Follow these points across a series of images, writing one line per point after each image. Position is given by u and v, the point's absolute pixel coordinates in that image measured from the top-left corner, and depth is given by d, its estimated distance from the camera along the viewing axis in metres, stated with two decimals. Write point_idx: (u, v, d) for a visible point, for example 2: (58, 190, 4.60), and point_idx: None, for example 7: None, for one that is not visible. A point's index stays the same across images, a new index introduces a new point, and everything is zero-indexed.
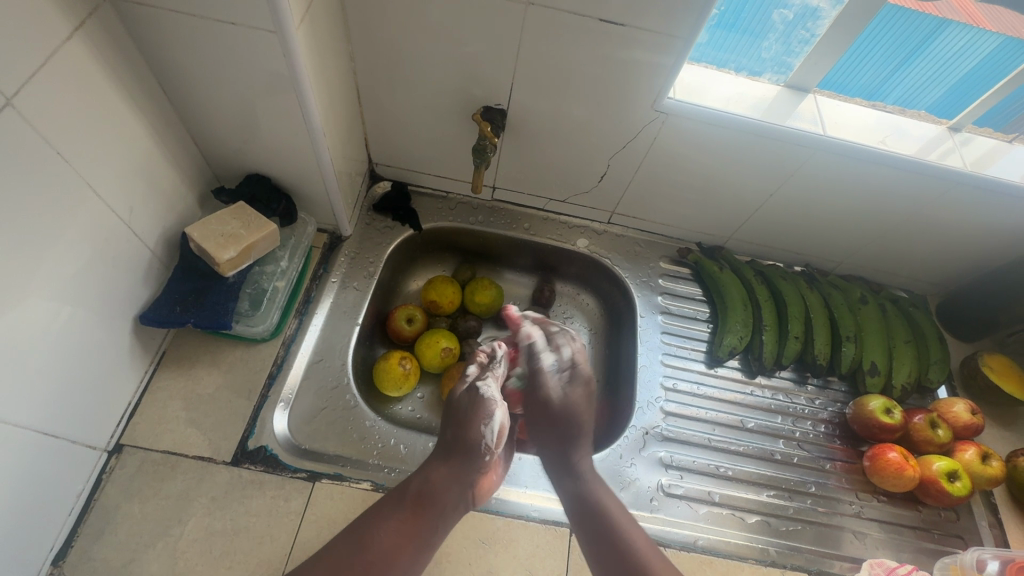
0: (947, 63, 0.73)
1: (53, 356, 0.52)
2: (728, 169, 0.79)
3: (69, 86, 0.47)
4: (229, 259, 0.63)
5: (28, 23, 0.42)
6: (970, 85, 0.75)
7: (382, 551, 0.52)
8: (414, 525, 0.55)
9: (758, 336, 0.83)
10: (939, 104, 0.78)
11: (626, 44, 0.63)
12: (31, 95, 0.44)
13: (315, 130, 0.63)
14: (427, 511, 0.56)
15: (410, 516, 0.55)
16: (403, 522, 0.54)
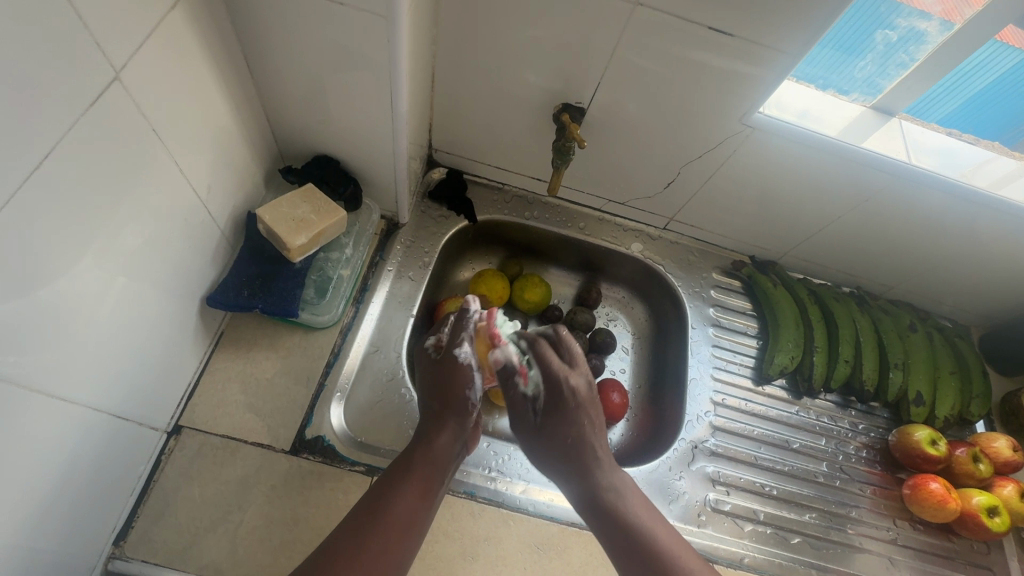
0: (963, 78, 0.69)
1: (127, 336, 0.51)
2: (801, 189, 0.77)
3: (168, 63, 0.45)
4: (300, 245, 0.61)
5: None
6: (990, 101, 0.72)
7: (396, 531, 0.53)
8: (425, 498, 0.57)
9: (809, 357, 0.83)
10: (950, 118, 0.75)
11: (728, 54, 0.61)
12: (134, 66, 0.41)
13: (399, 117, 0.61)
14: (435, 475, 0.59)
15: (422, 491, 0.57)
16: (417, 497, 0.56)
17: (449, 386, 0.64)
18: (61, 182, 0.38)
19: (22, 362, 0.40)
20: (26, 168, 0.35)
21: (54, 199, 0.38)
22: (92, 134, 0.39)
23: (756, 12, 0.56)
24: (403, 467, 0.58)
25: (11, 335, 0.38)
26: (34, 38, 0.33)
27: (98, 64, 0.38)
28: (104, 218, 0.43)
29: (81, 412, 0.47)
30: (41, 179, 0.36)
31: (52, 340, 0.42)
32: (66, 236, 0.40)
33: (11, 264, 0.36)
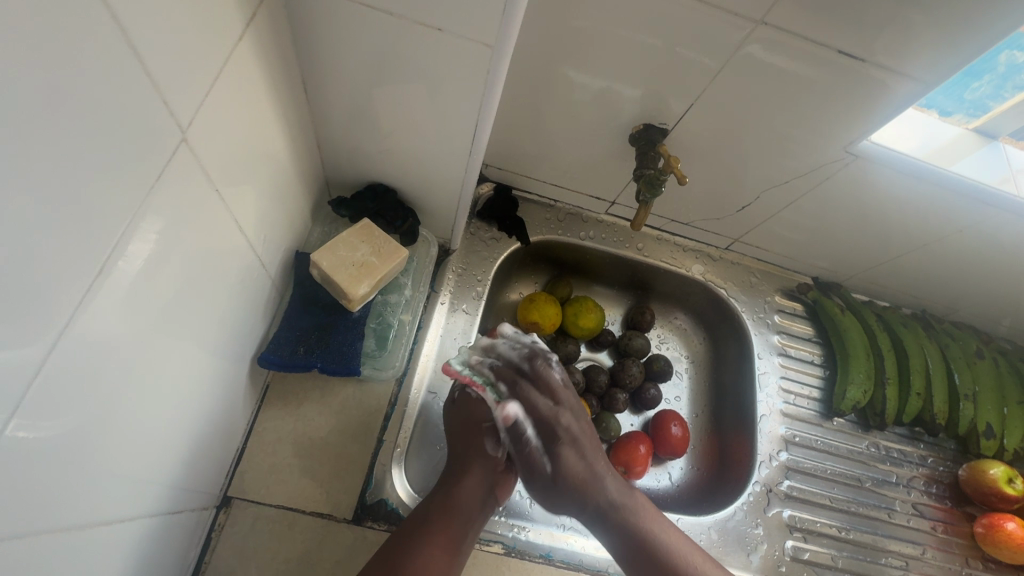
0: None
1: (172, 425, 0.43)
2: (886, 215, 0.72)
3: (216, 97, 0.36)
4: (362, 294, 0.54)
5: (191, 18, 0.31)
6: None
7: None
8: (449, 546, 0.52)
9: (881, 390, 0.79)
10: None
11: (838, 75, 0.55)
12: (184, 100, 0.33)
13: (477, 146, 0.53)
14: (459, 522, 0.54)
15: (447, 542, 0.52)
16: (442, 550, 0.52)
17: (469, 424, 0.60)
18: (107, 260, 0.30)
19: (55, 499, 0.31)
20: (61, 256, 0.27)
21: (101, 285, 0.30)
22: (143, 194, 0.32)
23: (882, 30, 0.50)
24: (426, 514, 0.54)
25: (44, 469, 0.30)
26: (71, 87, 0.25)
27: (149, 105, 0.30)
28: (144, 297, 0.35)
29: (135, 520, 0.40)
30: (78, 265, 0.28)
31: (88, 463, 0.34)
32: (105, 332, 0.32)
33: (40, 384, 0.28)
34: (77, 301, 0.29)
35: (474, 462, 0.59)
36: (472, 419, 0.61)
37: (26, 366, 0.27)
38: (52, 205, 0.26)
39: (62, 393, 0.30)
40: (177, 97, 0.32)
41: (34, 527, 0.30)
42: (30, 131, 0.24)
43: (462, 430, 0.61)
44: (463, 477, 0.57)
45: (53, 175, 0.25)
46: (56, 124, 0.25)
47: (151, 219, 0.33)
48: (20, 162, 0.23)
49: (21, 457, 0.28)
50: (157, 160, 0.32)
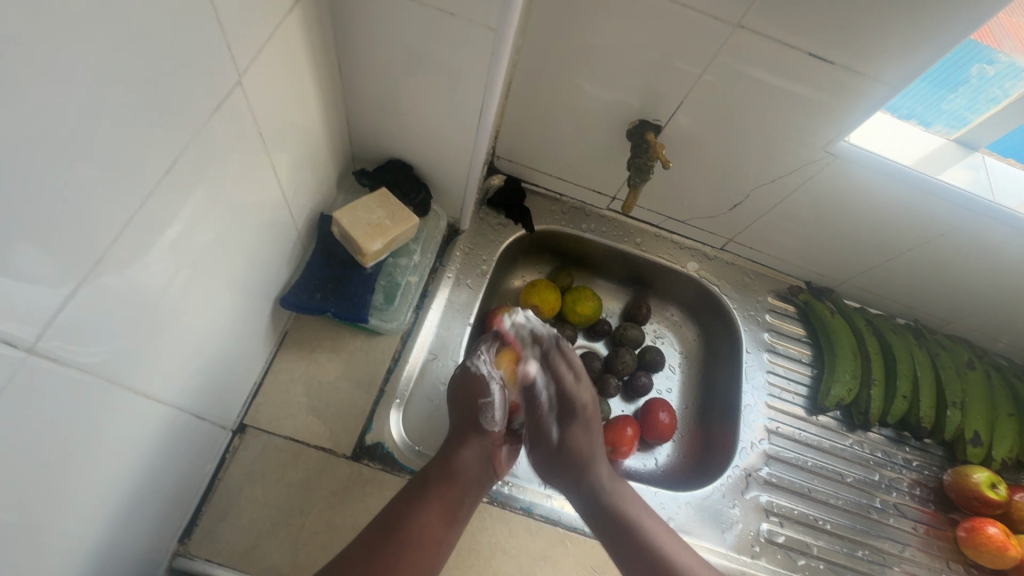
0: None
1: (207, 338, 0.50)
2: (872, 218, 0.76)
3: (263, 58, 0.44)
4: (375, 251, 0.61)
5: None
6: None
7: (415, 546, 0.53)
8: (444, 515, 0.56)
9: (866, 390, 0.81)
10: (1007, 146, 0.73)
11: (814, 79, 0.60)
12: (240, 55, 0.41)
13: (483, 126, 0.60)
14: (452, 492, 0.58)
15: (441, 511, 0.56)
16: (436, 517, 0.56)
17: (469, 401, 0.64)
18: (169, 169, 0.38)
19: (112, 359, 0.38)
20: (139, 162, 0.35)
21: (165, 194, 0.38)
22: (200, 126, 0.39)
23: (852, 35, 0.55)
24: (421, 484, 0.57)
25: (109, 330, 0.37)
26: (159, 28, 0.33)
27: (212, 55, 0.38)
28: (198, 212, 0.42)
29: (167, 410, 0.47)
30: (150, 169, 0.36)
31: (141, 340, 0.41)
32: (163, 231, 0.39)
33: (112, 254, 0.35)
34: (145, 196, 0.36)
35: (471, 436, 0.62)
36: (474, 396, 0.65)
37: (106, 233, 0.34)
38: (135, 117, 0.33)
39: (127, 271, 0.37)
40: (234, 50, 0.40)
41: (95, 375, 0.37)
42: (127, 53, 0.31)
43: (464, 410, 0.64)
44: (461, 447, 0.61)
45: (140, 90, 0.33)
46: (145, 54, 0.33)
47: (205, 149, 0.41)
48: (119, 73, 0.31)
49: (93, 311, 0.35)
50: (213, 101, 0.40)
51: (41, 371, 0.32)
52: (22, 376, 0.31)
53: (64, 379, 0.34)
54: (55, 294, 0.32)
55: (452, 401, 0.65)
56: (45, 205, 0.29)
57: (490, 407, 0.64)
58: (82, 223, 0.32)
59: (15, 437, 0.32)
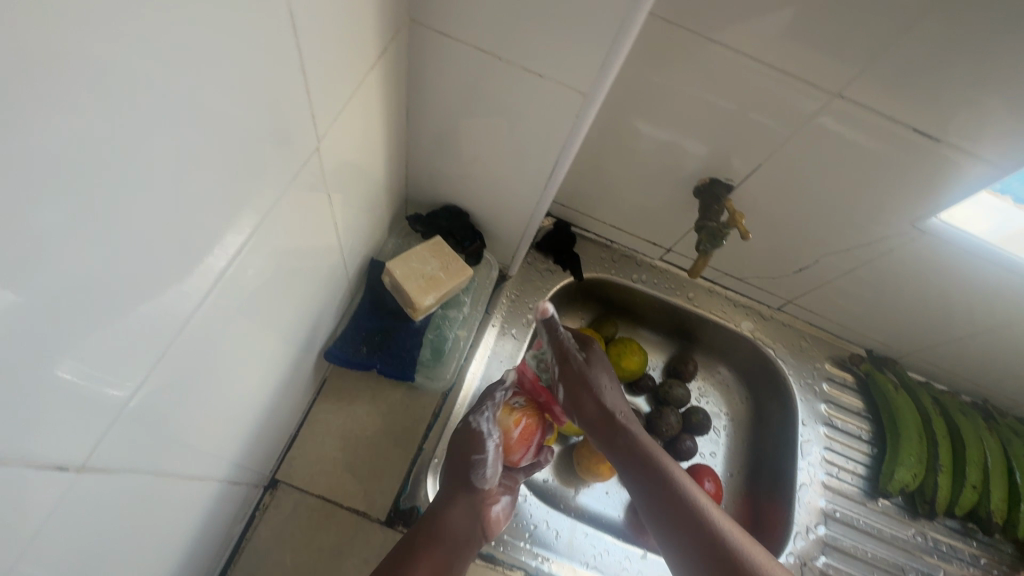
0: None
1: (259, 386, 0.45)
2: (954, 296, 0.71)
3: (346, 117, 0.41)
4: (427, 305, 0.58)
5: (345, 51, 0.36)
6: None
7: None
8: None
9: (933, 477, 0.75)
10: None
11: (914, 154, 0.56)
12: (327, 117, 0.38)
13: (554, 184, 0.56)
14: (442, 547, 0.54)
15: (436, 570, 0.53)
16: None
17: (464, 455, 0.60)
18: (258, 235, 0.34)
19: (166, 450, 0.34)
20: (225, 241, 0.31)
21: (242, 271, 0.34)
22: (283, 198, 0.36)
23: (968, 115, 0.51)
24: (406, 546, 0.53)
25: (168, 422, 0.32)
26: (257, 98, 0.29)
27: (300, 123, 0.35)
28: (274, 259, 0.38)
29: (215, 472, 0.44)
30: (235, 246, 0.32)
31: (206, 412, 0.37)
32: (246, 281, 0.35)
33: (186, 344, 0.31)
34: (224, 275, 0.32)
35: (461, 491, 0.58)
36: (466, 449, 0.60)
37: (197, 291, 0.30)
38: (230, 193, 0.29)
39: (196, 358, 0.32)
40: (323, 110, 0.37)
41: (148, 470, 0.32)
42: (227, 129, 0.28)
43: (458, 462, 0.60)
44: (449, 505, 0.57)
45: (241, 162, 0.29)
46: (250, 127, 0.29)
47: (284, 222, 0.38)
48: (225, 145, 0.27)
49: (157, 405, 0.30)
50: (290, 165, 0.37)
51: (94, 483, 0.27)
52: (73, 497, 0.26)
53: (116, 485, 0.29)
54: (144, 363, 0.27)
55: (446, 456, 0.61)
56: (146, 270, 0.25)
57: (484, 464, 0.60)
58: (161, 316, 0.27)
59: (78, 547, 0.28)
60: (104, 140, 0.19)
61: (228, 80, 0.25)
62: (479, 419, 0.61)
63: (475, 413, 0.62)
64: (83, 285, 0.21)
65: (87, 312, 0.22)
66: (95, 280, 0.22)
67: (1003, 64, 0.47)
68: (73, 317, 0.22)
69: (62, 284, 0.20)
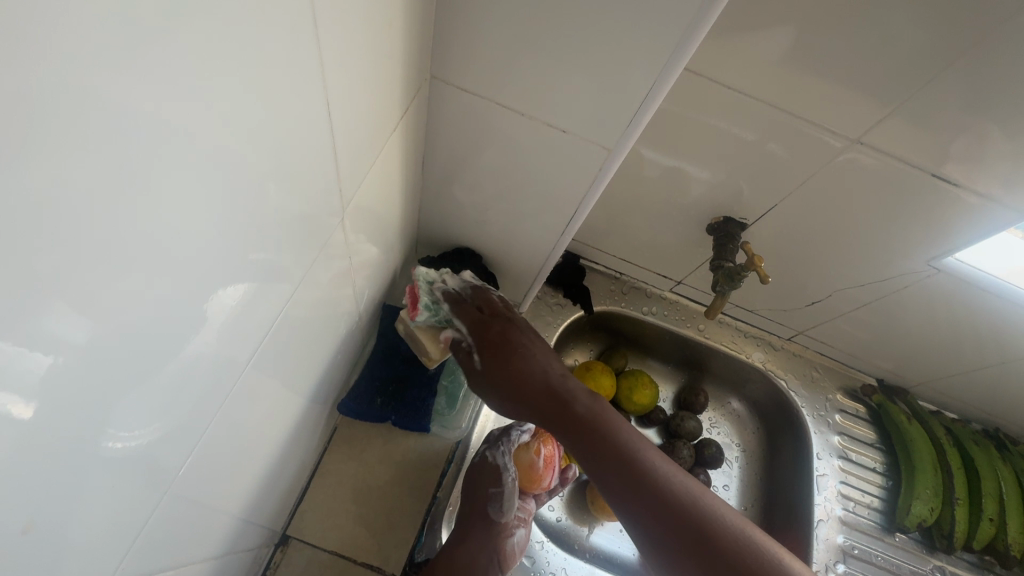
0: None
1: (270, 431, 0.41)
2: (968, 330, 0.71)
3: (371, 178, 0.40)
4: (441, 354, 0.56)
5: (377, 121, 0.35)
6: None
7: None
8: None
9: (950, 512, 0.74)
10: None
11: (931, 197, 0.56)
12: (351, 187, 0.36)
13: (571, 230, 0.56)
14: None
15: None
16: None
17: (479, 489, 0.59)
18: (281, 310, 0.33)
19: (186, 536, 0.32)
20: (251, 320, 0.29)
21: (264, 346, 0.33)
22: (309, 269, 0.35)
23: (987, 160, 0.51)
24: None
25: (189, 508, 0.31)
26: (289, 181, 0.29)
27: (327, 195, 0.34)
28: (291, 296, 0.34)
29: (230, 542, 0.42)
30: (259, 324, 0.31)
31: (223, 488, 0.36)
32: (259, 316, 0.30)
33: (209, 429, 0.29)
34: (247, 354, 0.31)
35: (474, 526, 0.57)
36: (481, 483, 0.60)
37: (223, 374, 0.28)
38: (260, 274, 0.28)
39: (216, 440, 0.31)
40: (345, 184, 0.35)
41: (170, 561, 0.31)
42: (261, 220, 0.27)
43: (473, 496, 0.59)
44: (462, 541, 0.56)
45: (272, 243, 0.28)
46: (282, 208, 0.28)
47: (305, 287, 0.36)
48: (260, 232, 0.26)
49: (180, 495, 0.29)
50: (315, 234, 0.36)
51: None
52: None
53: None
54: (149, 412, 0.23)
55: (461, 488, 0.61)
56: (176, 365, 0.23)
57: (501, 498, 0.59)
58: (188, 405, 0.26)
59: None
60: (143, 250, 0.18)
61: (269, 170, 0.24)
62: (497, 455, 0.61)
63: (493, 448, 0.62)
64: (81, 318, 0.17)
65: (119, 419, 0.21)
66: (95, 319, 0.17)
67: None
68: (71, 396, 0.18)
69: (50, 319, 0.15)
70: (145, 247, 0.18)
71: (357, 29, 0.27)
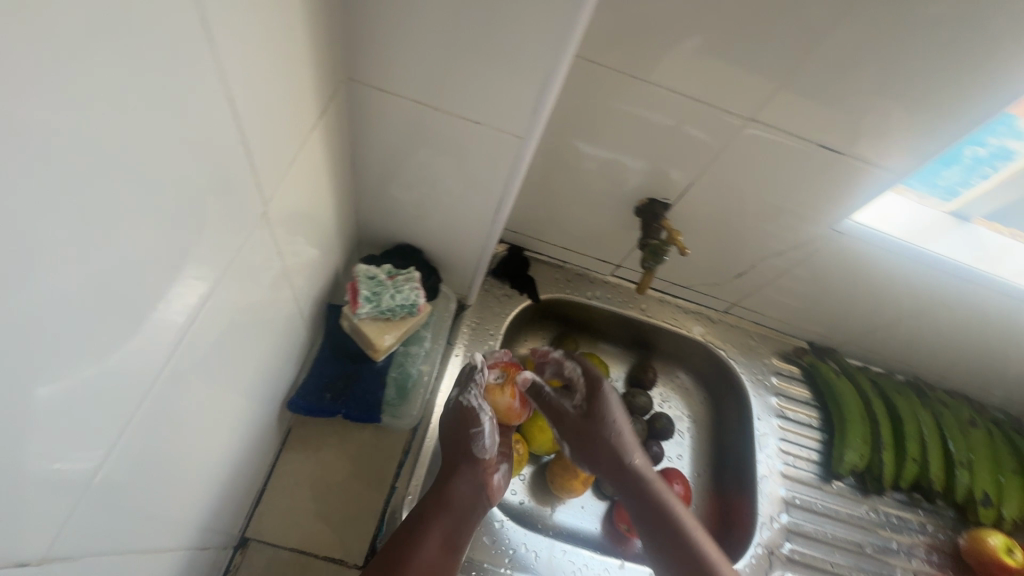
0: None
1: (210, 432, 0.41)
2: (878, 288, 0.78)
3: (296, 177, 0.42)
4: (388, 345, 0.59)
5: (293, 123, 0.38)
6: None
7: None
8: (447, 544, 0.57)
9: (878, 456, 0.81)
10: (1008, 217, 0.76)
11: (823, 166, 0.62)
12: (273, 186, 0.38)
13: (501, 218, 0.59)
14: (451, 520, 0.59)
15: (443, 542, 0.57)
16: (439, 549, 0.56)
17: (456, 430, 0.63)
18: (212, 303, 0.35)
19: (126, 528, 0.33)
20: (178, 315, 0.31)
21: (198, 341, 0.34)
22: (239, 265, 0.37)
23: (864, 129, 0.57)
24: (417, 521, 0.57)
25: (127, 499, 0.32)
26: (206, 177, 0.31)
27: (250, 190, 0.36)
28: (214, 292, 0.35)
29: (183, 541, 0.43)
30: (188, 317, 0.32)
31: (166, 483, 0.37)
32: (177, 312, 0.31)
33: (142, 421, 0.31)
34: (177, 348, 0.32)
35: (460, 464, 0.62)
36: (457, 426, 0.63)
37: (151, 366, 0.30)
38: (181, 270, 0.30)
39: (153, 433, 0.32)
40: (265, 182, 0.37)
41: (109, 551, 0.32)
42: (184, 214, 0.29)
43: (454, 438, 0.63)
44: (451, 480, 0.60)
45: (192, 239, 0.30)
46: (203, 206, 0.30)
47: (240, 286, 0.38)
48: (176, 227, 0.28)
49: (116, 485, 0.30)
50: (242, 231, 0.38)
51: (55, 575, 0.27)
52: None
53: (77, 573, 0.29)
54: (66, 397, 0.24)
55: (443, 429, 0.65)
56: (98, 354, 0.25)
57: (482, 435, 0.63)
58: (116, 397, 0.27)
59: None
60: (51, 241, 0.20)
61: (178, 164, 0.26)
62: (467, 396, 0.64)
63: (464, 391, 0.65)
64: None
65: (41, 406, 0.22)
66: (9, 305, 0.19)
67: (882, 87, 0.53)
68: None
69: None
70: (51, 237, 0.20)
71: (254, 36, 0.30)
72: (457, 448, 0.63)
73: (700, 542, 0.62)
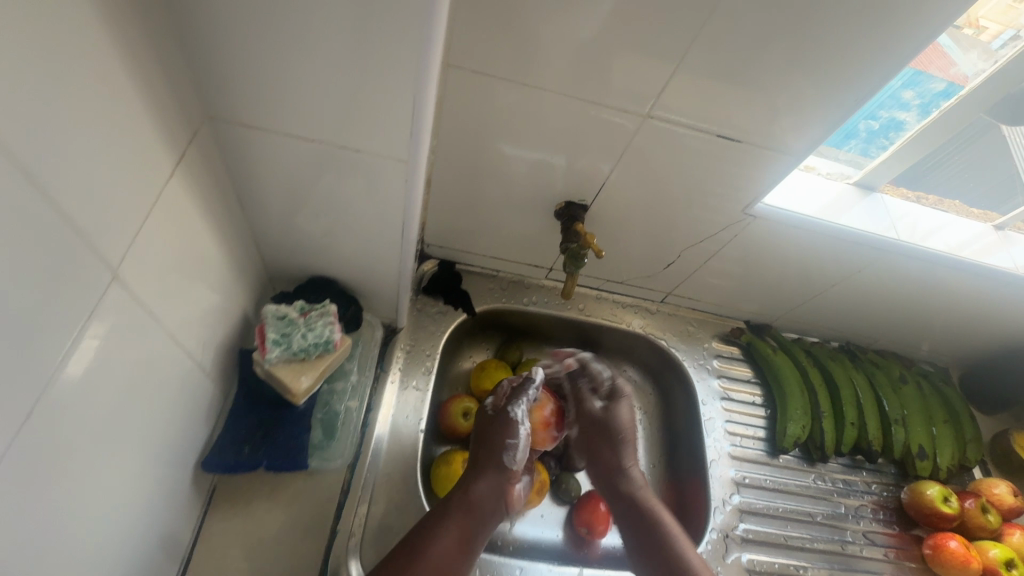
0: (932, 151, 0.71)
1: (81, 508, 0.36)
2: (799, 263, 0.80)
3: (162, 227, 0.39)
4: (306, 387, 0.56)
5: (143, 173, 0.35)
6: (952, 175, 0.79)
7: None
8: (463, 541, 0.57)
9: (818, 424, 0.83)
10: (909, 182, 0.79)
11: (724, 154, 0.64)
12: (128, 243, 0.36)
13: (409, 239, 0.57)
14: (474, 519, 0.59)
15: (460, 541, 0.57)
16: (455, 548, 0.56)
17: (496, 435, 0.67)
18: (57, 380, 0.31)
19: None
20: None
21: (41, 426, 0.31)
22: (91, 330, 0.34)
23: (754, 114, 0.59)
24: (441, 512, 0.58)
25: None
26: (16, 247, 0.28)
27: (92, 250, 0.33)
28: (32, 343, 0.29)
29: None
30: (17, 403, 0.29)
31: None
32: None
33: None
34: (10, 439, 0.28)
35: (488, 469, 0.64)
36: (500, 431, 0.67)
37: None
38: None
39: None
40: (113, 241, 0.34)
41: None
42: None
43: (485, 445, 0.67)
44: (478, 480, 0.63)
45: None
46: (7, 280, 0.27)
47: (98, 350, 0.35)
48: None
49: None
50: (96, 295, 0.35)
51: None
52: None
53: None
54: None
55: (476, 433, 0.69)
56: None
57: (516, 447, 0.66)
58: None
59: None
60: None
61: None
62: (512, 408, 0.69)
63: (513, 402, 0.70)
64: None
65: None
66: None
67: (764, 71, 0.55)
68: None
69: None
70: None
71: (55, 90, 0.27)
72: (484, 450, 0.66)
73: (681, 547, 0.64)
